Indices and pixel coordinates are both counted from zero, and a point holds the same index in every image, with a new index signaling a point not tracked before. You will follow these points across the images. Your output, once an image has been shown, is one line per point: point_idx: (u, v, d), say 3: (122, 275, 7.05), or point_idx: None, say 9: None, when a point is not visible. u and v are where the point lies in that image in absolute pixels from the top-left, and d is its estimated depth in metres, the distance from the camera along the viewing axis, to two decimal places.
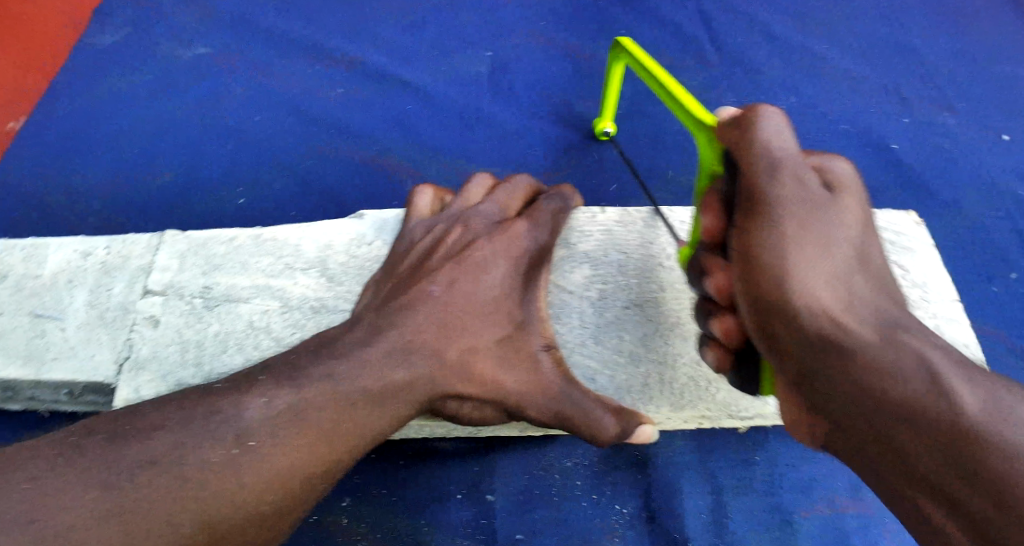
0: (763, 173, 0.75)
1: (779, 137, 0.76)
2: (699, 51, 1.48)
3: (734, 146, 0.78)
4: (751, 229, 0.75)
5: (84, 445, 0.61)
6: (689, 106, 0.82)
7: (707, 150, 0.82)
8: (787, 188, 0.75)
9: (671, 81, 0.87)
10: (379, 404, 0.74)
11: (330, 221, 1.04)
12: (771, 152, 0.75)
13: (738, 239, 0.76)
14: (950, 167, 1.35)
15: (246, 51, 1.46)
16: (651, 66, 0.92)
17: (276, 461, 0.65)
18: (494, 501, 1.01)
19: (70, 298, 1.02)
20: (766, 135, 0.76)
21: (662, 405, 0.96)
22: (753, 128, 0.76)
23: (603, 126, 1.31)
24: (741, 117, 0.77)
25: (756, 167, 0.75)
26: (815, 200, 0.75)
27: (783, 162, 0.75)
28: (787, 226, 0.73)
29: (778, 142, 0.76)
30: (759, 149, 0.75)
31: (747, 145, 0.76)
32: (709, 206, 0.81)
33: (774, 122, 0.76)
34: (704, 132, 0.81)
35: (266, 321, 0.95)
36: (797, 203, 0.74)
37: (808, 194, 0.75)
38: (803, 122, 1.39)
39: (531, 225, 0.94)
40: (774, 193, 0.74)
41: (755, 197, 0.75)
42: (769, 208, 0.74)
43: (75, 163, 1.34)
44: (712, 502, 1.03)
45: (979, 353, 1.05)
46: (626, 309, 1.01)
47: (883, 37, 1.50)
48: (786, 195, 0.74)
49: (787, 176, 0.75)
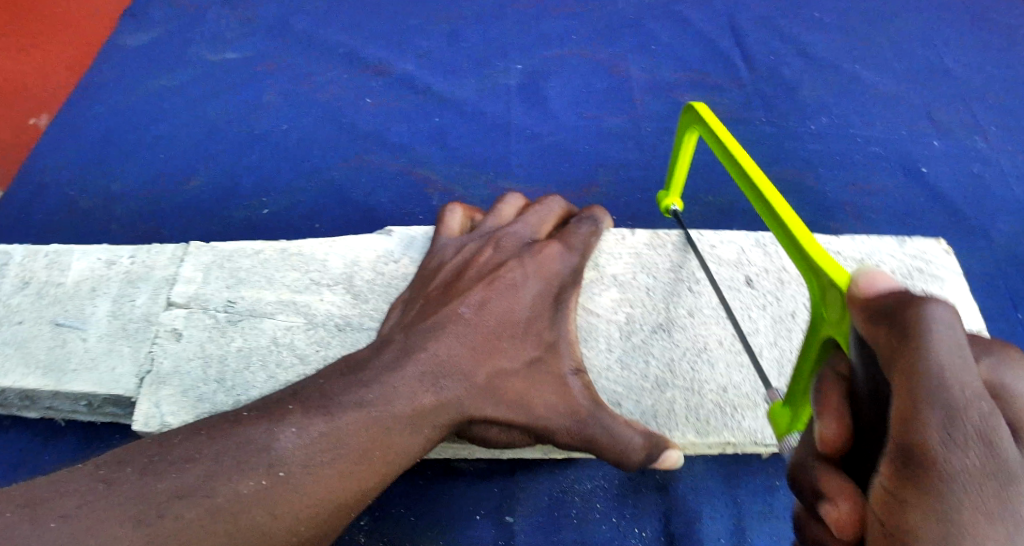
0: (935, 423, 0.47)
1: (962, 366, 0.48)
2: (731, 71, 1.46)
3: (889, 350, 0.51)
4: (909, 509, 0.48)
5: (113, 479, 0.59)
6: (800, 239, 0.66)
7: (816, 302, 0.66)
8: (977, 459, 0.47)
9: (776, 196, 0.72)
10: (408, 431, 0.73)
11: (357, 237, 1.03)
12: (950, 392, 0.47)
13: (892, 515, 0.49)
14: (982, 191, 1.32)
15: (276, 59, 1.45)
16: (749, 170, 0.77)
17: (308, 492, 0.64)
18: (513, 523, 1.00)
19: (92, 308, 1.01)
20: (946, 363, 0.48)
21: (688, 432, 0.94)
22: (920, 348, 0.48)
23: (669, 204, 1.08)
24: (898, 314, 0.51)
25: (925, 413, 0.47)
26: (1011, 467, 0.46)
27: (965, 403, 0.47)
28: (963, 516, 0.46)
29: (958, 369, 0.48)
30: (933, 383, 0.48)
31: (907, 361, 0.49)
32: (827, 408, 0.60)
33: (953, 335, 0.48)
34: (813, 280, 0.65)
35: (289, 337, 0.94)
36: (986, 478, 0.46)
37: (1004, 461, 0.46)
38: (834, 144, 1.37)
39: (564, 248, 0.93)
40: (957, 465, 0.47)
41: (922, 468, 0.47)
42: (933, 473, 0.47)
43: (101, 166, 1.33)
44: (732, 528, 1.01)
45: None
46: (653, 334, 1.00)
47: (922, 60, 1.48)
48: (971, 471, 0.46)
49: (972, 435, 0.47)
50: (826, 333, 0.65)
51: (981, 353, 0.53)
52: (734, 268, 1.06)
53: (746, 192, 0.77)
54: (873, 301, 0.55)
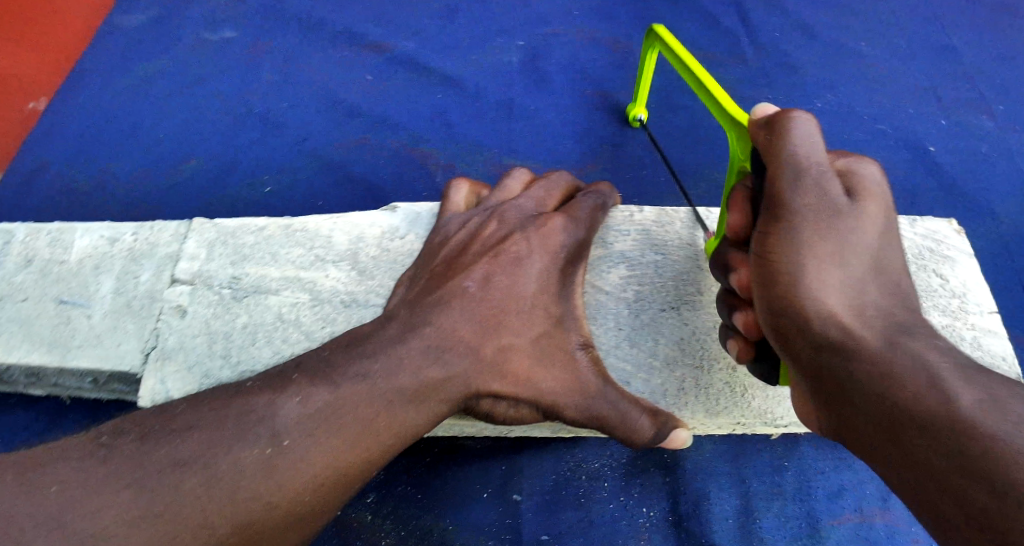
0: (789, 180, 0.74)
1: (810, 146, 0.74)
2: (734, 48, 1.44)
3: (764, 148, 0.76)
4: (772, 235, 0.74)
5: (113, 446, 0.59)
6: (722, 102, 0.82)
7: (734, 145, 0.84)
8: (814, 199, 0.73)
9: (706, 74, 0.86)
10: (414, 405, 0.72)
11: (362, 213, 1.02)
12: (803, 167, 0.74)
13: (758, 242, 0.76)
14: (988, 170, 1.31)
15: (272, 39, 1.43)
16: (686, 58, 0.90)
17: (312, 462, 0.63)
18: (521, 501, 0.99)
19: (96, 285, 1.00)
20: (800, 147, 0.74)
21: (698, 410, 0.93)
22: (786, 139, 0.73)
23: (635, 114, 1.30)
24: (770, 124, 0.76)
25: (782, 177, 0.74)
26: (834, 209, 0.74)
27: (810, 167, 0.74)
28: (805, 234, 0.73)
29: (809, 148, 0.74)
30: (792, 157, 0.73)
31: (778, 147, 0.74)
32: (734, 205, 0.81)
33: (807, 130, 0.74)
34: (732, 129, 0.82)
35: (295, 314, 0.93)
36: (818, 215, 0.73)
37: (829, 203, 0.74)
38: (840, 121, 1.36)
39: (568, 221, 0.91)
40: (800, 205, 0.73)
41: (779, 208, 0.74)
42: (786, 211, 0.74)
43: (99, 149, 1.32)
44: (740, 506, 1.01)
45: (1015, 367, 1.02)
46: (663, 311, 0.99)
47: (927, 37, 1.46)
48: (811, 216, 0.73)
49: (812, 186, 0.73)
50: (742, 166, 0.85)
51: (840, 154, 0.80)
52: None
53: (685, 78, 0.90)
54: (758, 123, 0.77)
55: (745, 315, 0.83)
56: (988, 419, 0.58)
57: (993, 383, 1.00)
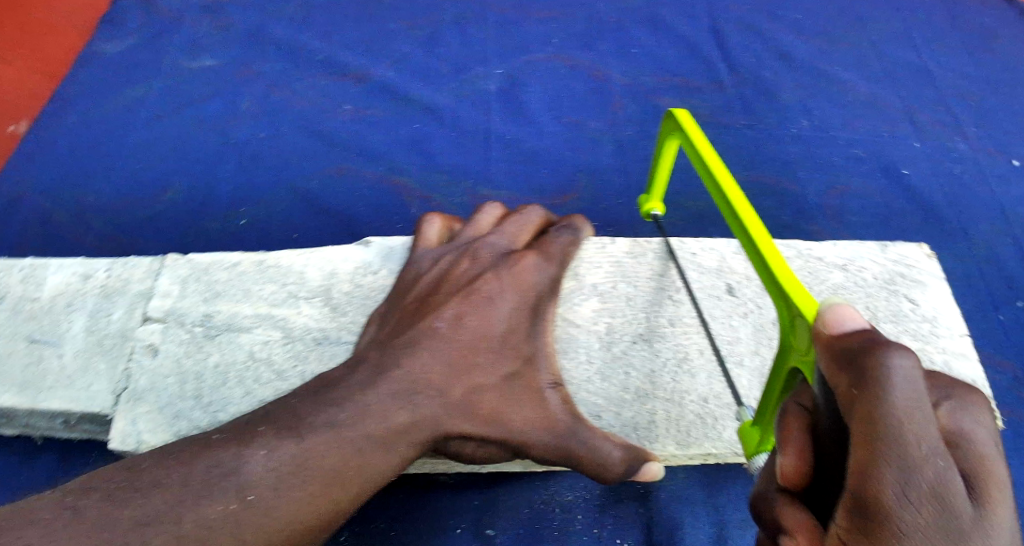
0: (888, 468, 0.51)
1: (917, 410, 0.52)
2: (711, 73, 1.46)
3: (845, 386, 0.55)
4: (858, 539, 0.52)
5: (79, 506, 0.59)
6: (772, 268, 0.69)
7: (785, 330, 0.69)
8: (923, 504, 0.50)
9: (753, 219, 0.74)
10: (382, 450, 0.72)
11: (335, 247, 1.02)
12: (906, 444, 0.51)
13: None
14: (962, 194, 1.33)
15: (252, 66, 1.43)
16: (729, 190, 0.77)
17: (277, 515, 0.64)
18: (494, 535, 1.00)
19: (67, 324, 1.00)
20: (902, 402, 0.52)
21: (669, 443, 0.94)
22: (878, 385, 0.53)
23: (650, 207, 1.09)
24: (857, 356, 0.55)
25: (880, 457, 0.52)
26: (953, 505, 0.51)
27: (919, 452, 0.51)
28: None
29: (915, 414, 0.52)
30: (891, 429, 0.52)
31: (871, 405, 0.53)
32: (788, 442, 0.63)
33: (911, 386, 0.52)
34: (783, 307, 0.68)
35: (267, 352, 0.94)
36: (933, 519, 0.50)
37: (946, 497, 0.51)
38: (815, 146, 1.37)
39: (539, 258, 0.92)
40: (906, 506, 0.51)
41: (873, 511, 0.51)
42: (884, 522, 0.51)
43: (76, 178, 1.31)
44: (714, 535, 1.01)
45: (986, 388, 1.03)
46: (633, 344, 0.99)
47: (901, 62, 1.49)
48: (923, 523, 0.50)
49: (920, 482, 0.51)
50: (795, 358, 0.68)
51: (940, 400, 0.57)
52: (715, 275, 1.06)
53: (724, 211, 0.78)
54: (837, 342, 0.58)
55: None
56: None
57: None
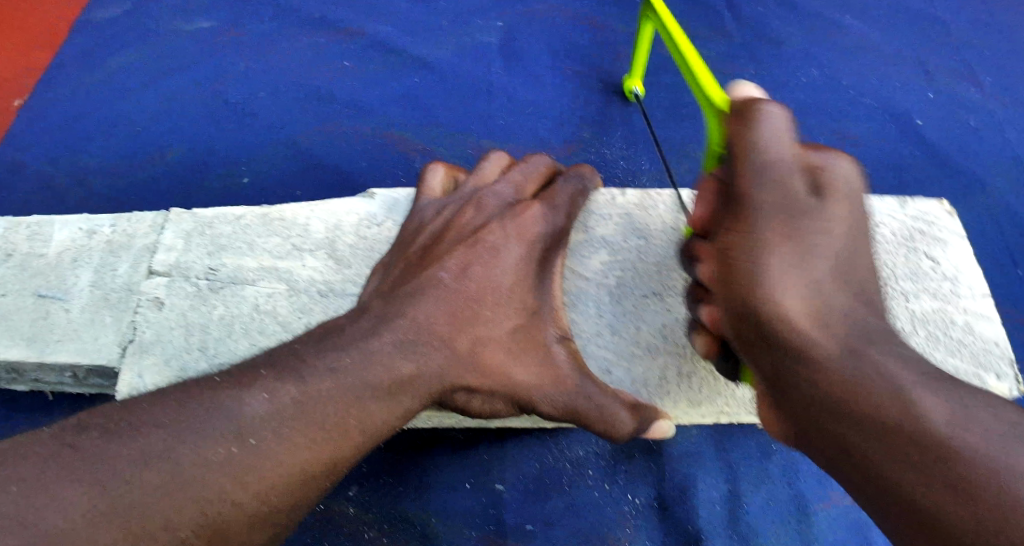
0: (753, 172, 0.72)
1: (781, 140, 0.72)
2: (717, 23, 1.42)
3: (729, 135, 0.75)
4: (733, 223, 0.73)
5: (78, 443, 0.59)
6: (700, 78, 0.81)
7: (710, 131, 0.81)
8: (774, 193, 0.72)
9: (692, 52, 0.85)
10: (385, 401, 0.71)
11: (339, 200, 1.01)
12: (763, 156, 0.72)
13: (724, 237, 0.73)
14: (979, 146, 1.30)
15: (248, 26, 1.41)
16: (675, 35, 0.90)
17: (277, 460, 0.63)
18: (503, 490, 1.00)
19: (73, 278, 0.99)
20: (768, 134, 0.72)
21: (680, 399, 0.93)
22: (753, 121, 0.72)
23: (632, 87, 1.29)
24: (738, 108, 0.74)
25: (749, 166, 0.72)
26: (796, 203, 0.72)
27: (780, 160, 0.72)
28: (766, 230, 0.71)
29: (777, 140, 0.72)
30: (756, 151, 0.72)
31: (741, 134, 0.72)
32: (699, 198, 0.78)
33: (780, 124, 0.72)
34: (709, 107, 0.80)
35: (271, 305, 0.93)
36: (778, 211, 0.71)
37: (794, 199, 0.72)
38: (827, 96, 1.34)
39: (546, 209, 0.90)
40: (760, 197, 0.72)
41: (740, 200, 0.73)
42: (749, 205, 0.71)
43: (77, 143, 1.30)
44: (727, 491, 1.01)
45: (1010, 352, 0.99)
46: (645, 298, 0.97)
47: (914, 11, 1.44)
48: (770, 203, 0.72)
49: (775, 180, 0.72)
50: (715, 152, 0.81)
51: (815, 147, 0.77)
52: None
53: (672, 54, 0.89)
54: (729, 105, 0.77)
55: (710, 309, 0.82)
56: (958, 433, 0.57)
57: (986, 370, 0.97)
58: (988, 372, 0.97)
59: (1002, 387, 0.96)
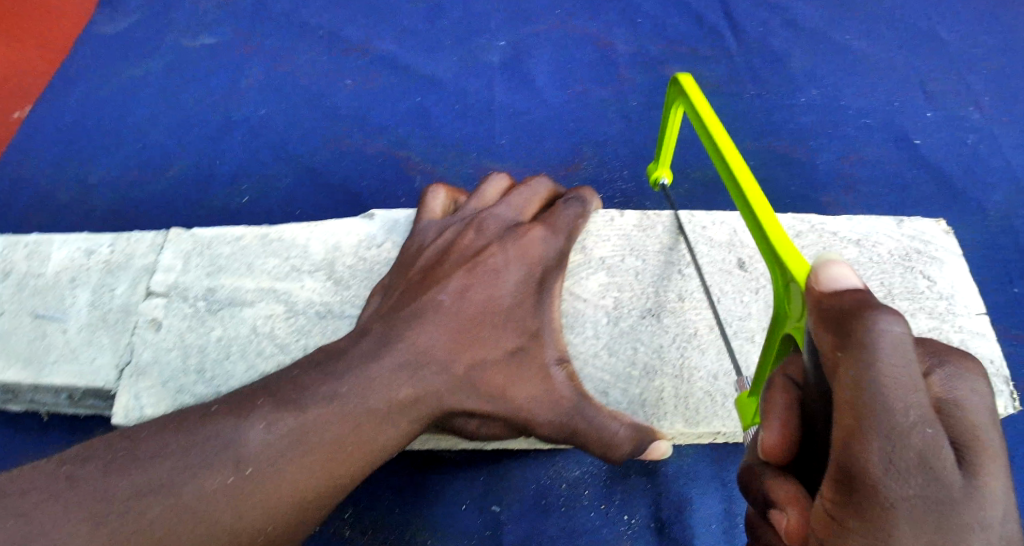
0: (878, 451, 0.49)
1: (907, 380, 0.49)
2: (718, 41, 1.43)
3: (830, 355, 0.53)
4: (846, 522, 0.51)
5: (74, 474, 0.59)
6: (772, 237, 0.67)
7: (780, 297, 0.67)
8: (912, 475, 0.49)
9: (750, 180, 0.73)
10: (383, 427, 0.71)
11: (339, 221, 1.01)
12: (890, 412, 0.49)
13: (829, 533, 0.53)
14: (977, 165, 1.31)
15: (252, 41, 1.41)
16: (725, 150, 0.77)
17: (275, 489, 0.63)
18: (500, 511, 1.00)
19: (71, 298, 0.99)
20: (892, 372, 0.49)
21: (676, 420, 0.92)
22: (864, 349, 0.50)
23: (659, 176, 1.09)
24: (844, 329, 0.52)
25: (864, 422, 0.50)
26: (946, 486, 0.49)
27: (914, 417, 0.49)
28: (899, 544, 0.49)
29: (906, 380, 0.49)
30: (880, 409, 0.49)
31: (850, 368, 0.51)
32: (772, 415, 0.62)
33: (906, 350, 0.49)
34: (776, 269, 0.66)
35: (269, 326, 0.93)
36: (921, 510, 0.49)
37: (937, 476, 0.49)
38: (826, 115, 1.35)
39: (547, 232, 0.90)
40: (890, 487, 0.49)
41: (860, 488, 0.50)
42: (874, 505, 0.50)
43: (78, 157, 1.31)
44: (725, 511, 1.01)
45: (1005, 369, 0.99)
46: (642, 319, 0.98)
47: (915, 30, 1.45)
48: (907, 488, 0.49)
49: (912, 454, 0.49)
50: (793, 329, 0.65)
51: (936, 358, 0.54)
52: (726, 249, 1.03)
53: (722, 173, 0.77)
54: (833, 308, 0.54)
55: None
56: None
57: None
58: None
59: (997, 404, 0.96)
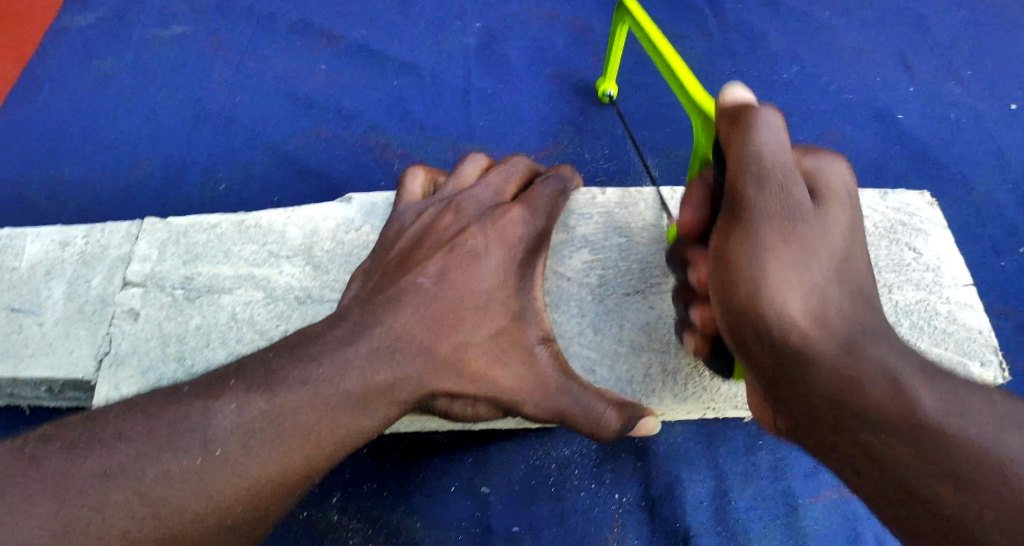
0: (751, 183, 0.68)
1: (777, 143, 0.69)
2: (696, 21, 1.42)
3: (725, 137, 0.72)
4: (732, 237, 0.69)
5: (39, 456, 0.58)
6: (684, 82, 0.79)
7: (698, 130, 0.80)
8: (775, 196, 0.68)
9: (670, 50, 0.84)
10: (362, 409, 0.70)
11: (317, 206, 1.00)
12: (761, 161, 0.68)
13: (719, 246, 0.70)
14: (958, 138, 1.30)
15: (224, 32, 1.39)
16: (655, 39, 0.87)
17: (245, 473, 0.62)
18: (489, 493, 0.99)
19: (47, 291, 0.98)
20: (766, 140, 0.69)
21: (665, 397, 0.92)
22: (750, 127, 0.69)
23: (605, 88, 1.29)
24: (733, 113, 0.71)
25: (744, 175, 0.69)
26: (799, 207, 0.69)
27: (777, 161, 0.69)
28: (767, 238, 0.68)
29: (775, 142, 0.69)
30: (753, 156, 0.68)
31: (733, 137, 0.70)
32: (687, 201, 0.78)
33: (775, 124, 0.69)
34: (692, 107, 0.79)
35: (249, 313, 0.91)
36: (781, 223, 0.68)
37: (793, 203, 0.69)
38: (806, 93, 1.34)
39: (527, 210, 0.89)
40: (759, 204, 0.68)
41: (739, 207, 0.69)
42: (749, 213, 0.68)
43: (51, 153, 1.29)
44: (714, 489, 1.00)
45: (994, 339, 0.99)
46: (627, 296, 0.97)
47: (892, 5, 1.44)
48: (772, 206, 0.68)
49: (776, 184, 0.69)
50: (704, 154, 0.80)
51: (809, 151, 0.74)
52: None
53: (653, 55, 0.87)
54: (726, 109, 0.72)
55: (702, 312, 0.80)
56: (959, 423, 0.57)
57: (971, 358, 0.97)
58: (973, 360, 0.97)
59: (986, 374, 0.96)
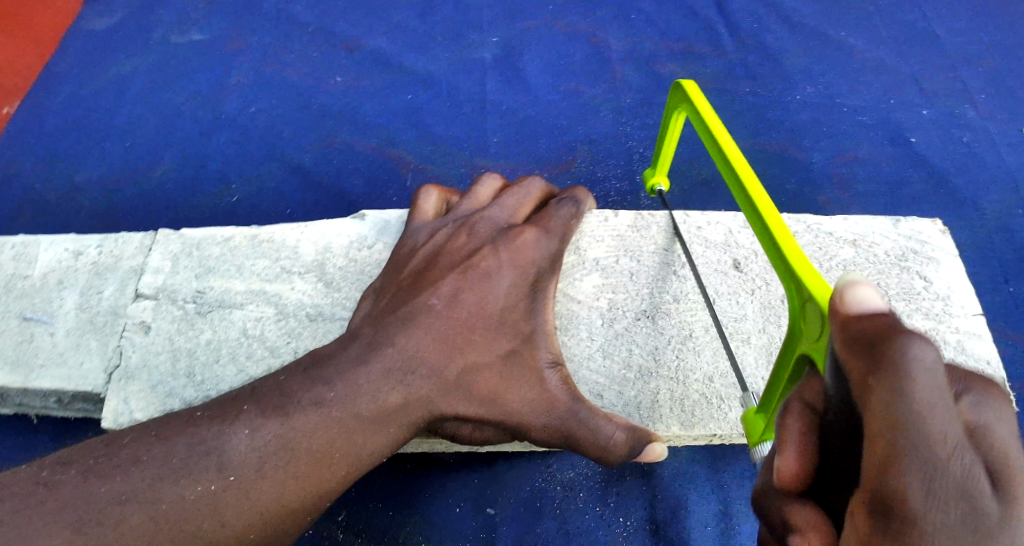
0: (915, 481, 0.45)
1: (936, 398, 0.45)
2: (713, 38, 1.42)
3: (857, 375, 0.50)
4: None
5: (55, 482, 0.58)
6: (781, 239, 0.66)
7: (794, 316, 0.65)
8: (948, 502, 0.44)
9: (757, 187, 0.72)
10: (371, 431, 0.70)
11: (331, 222, 1.00)
12: (922, 435, 0.45)
13: None
14: (973, 162, 1.30)
15: (243, 37, 1.40)
16: (736, 162, 0.76)
17: (258, 498, 0.62)
18: (494, 514, 0.99)
19: (59, 300, 0.98)
20: (924, 396, 0.46)
21: (672, 423, 0.91)
22: (896, 373, 0.46)
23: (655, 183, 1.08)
24: (873, 347, 0.48)
25: (898, 466, 0.45)
26: (986, 520, 0.44)
27: (944, 433, 0.45)
28: None
29: (936, 399, 0.45)
30: (914, 429, 0.45)
31: (879, 390, 0.47)
32: (787, 442, 0.59)
33: (934, 370, 0.46)
34: (784, 268, 0.66)
35: (260, 329, 0.92)
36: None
37: (976, 506, 0.44)
38: (821, 113, 1.34)
39: (540, 233, 0.90)
40: (929, 517, 0.45)
41: (894, 513, 0.46)
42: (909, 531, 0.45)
43: (67, 154, 1.29)
44: (719, 512, 1.00)
45: (1001, 371, 0.97)
46: (637, 321, 0.96)
47: (909, 27, 1.44)
48: (943, 510, 0.44)
49: (948, 476, 0.45)
50: (804, 350, 0.64)
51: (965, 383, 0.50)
52: (721, 249, 1.02)
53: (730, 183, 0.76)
54: (855, 327, 0.50)
55: None
56: None
57: None
58: None
59: None
